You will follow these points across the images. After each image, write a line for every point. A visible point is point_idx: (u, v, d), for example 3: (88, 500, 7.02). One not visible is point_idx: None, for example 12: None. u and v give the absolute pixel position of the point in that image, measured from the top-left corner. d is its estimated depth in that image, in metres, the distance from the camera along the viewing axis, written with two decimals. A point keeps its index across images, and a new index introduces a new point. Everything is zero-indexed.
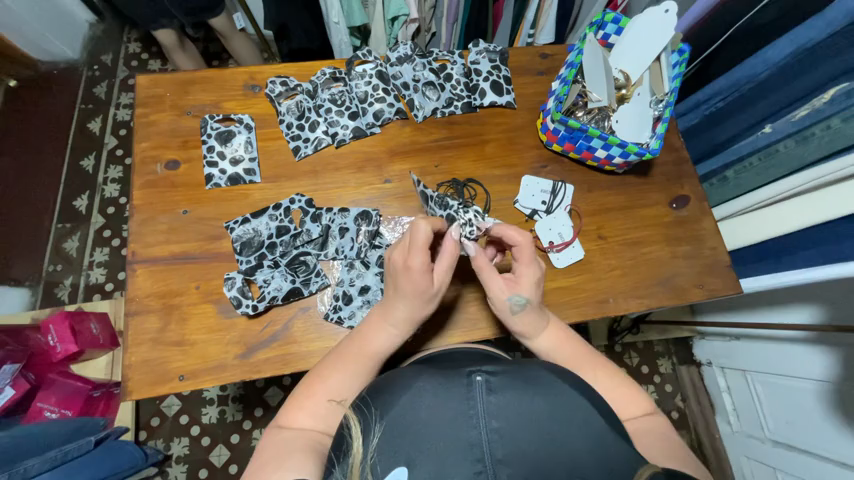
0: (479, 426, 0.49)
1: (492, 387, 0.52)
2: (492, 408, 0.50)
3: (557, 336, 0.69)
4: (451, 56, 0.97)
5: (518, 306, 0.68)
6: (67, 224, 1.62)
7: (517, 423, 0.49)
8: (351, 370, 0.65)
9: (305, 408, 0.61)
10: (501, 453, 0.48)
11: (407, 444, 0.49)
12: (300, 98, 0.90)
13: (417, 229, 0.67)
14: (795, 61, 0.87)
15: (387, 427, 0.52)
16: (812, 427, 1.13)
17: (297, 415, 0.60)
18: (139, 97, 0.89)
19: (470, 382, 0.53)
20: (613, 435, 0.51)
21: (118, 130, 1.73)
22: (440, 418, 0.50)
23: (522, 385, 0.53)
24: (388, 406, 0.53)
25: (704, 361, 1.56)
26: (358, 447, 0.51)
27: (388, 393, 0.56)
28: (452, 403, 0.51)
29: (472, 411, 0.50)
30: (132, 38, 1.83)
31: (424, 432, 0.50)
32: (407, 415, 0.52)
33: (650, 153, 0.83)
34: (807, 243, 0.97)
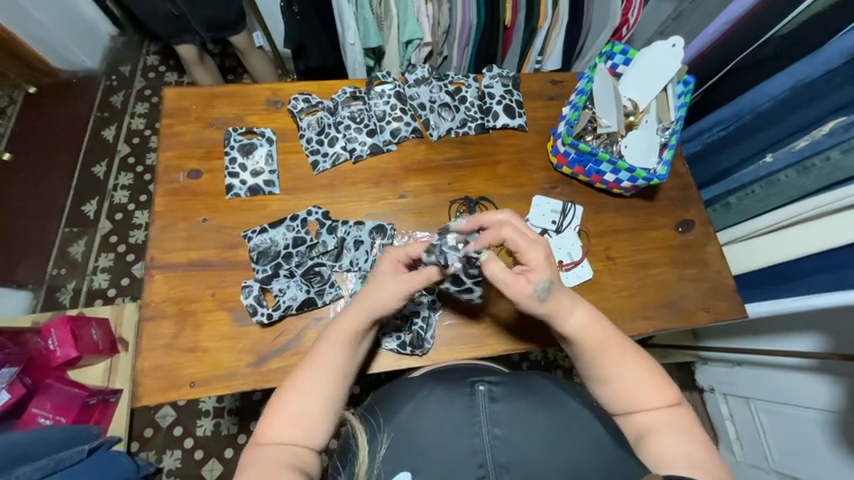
0: (482, 434, 0.50)
1: (494, 395, 0.53)
2: (495, 415, 0.51)
3: (586, 319, 0.67)
4: (466, 80, 1.01)
5: (545, 291, 0.66)
6: (74, 228, 1.64)
7: (518, 431, 0.50)
8: (323, 372, 0.64)
9: (281, 420, 0.60)
10: (503, 459, 0.48)
11: (411, 452, 0.50)
12: (321, 114, 0.93)
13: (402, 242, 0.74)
14: (793, 95, 0.92)
15: (393, 437, 0.52)
16: (817, 457, 1.12)
17: (276, 427, 0.60)
18: (166, 108, 0.92)
19: (473, 392, 0.54)
20: (619, 447, 0.51)
21: (131, 138, 1.77)
22: (442, 427, 0.51)
23: (524, 397, 0.53)
24: (392, 414, 0.54)
25: (706, 387, 1.56)
26: (363, 455, 0.52)
27: (391, 403, 0.57)
28: (455, 409, 0.52)
29: (476, 418, 0.51)
30: (152, 51, 1.89)
31: (427, 440, 0.51)
32: (411, 423, 0.52)
33: (657, 178, 0.87)
34: (810, 270, 0.99)
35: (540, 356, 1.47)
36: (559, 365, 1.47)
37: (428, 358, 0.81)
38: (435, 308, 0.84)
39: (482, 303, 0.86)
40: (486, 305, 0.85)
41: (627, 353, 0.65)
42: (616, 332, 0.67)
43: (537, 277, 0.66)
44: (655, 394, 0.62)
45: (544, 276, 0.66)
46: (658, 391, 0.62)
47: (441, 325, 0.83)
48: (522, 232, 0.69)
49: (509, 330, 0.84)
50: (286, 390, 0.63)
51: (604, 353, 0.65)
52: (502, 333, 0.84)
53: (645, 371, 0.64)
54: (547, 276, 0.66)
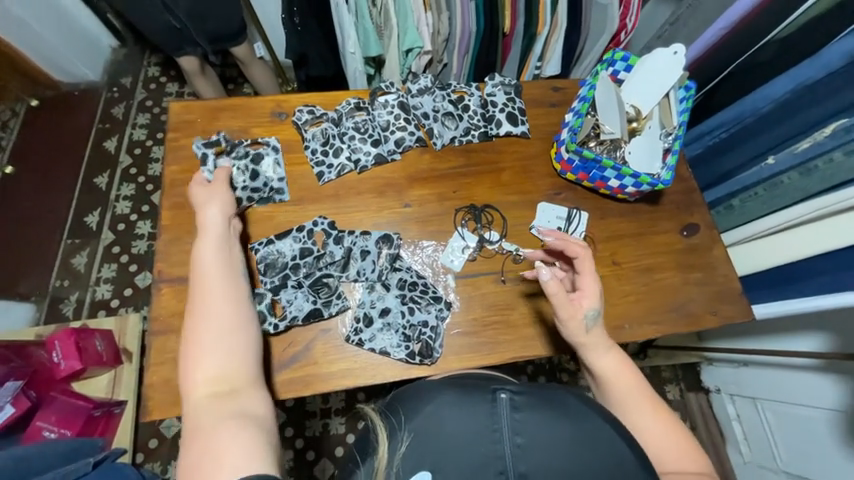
0: (504, 441, 0.50)
1: (517, 404, 0.53)
2: (517, 424, 0.51)
3: (615, 366, 0.72)
4: (468, 88, 1.01)
5: (592, 319, 0.73)
6: (76, 239, 1.65)
7: (539, 441, 0.50)
8: (218, 303, 0.64)
9: (198, 367, 0.58)
10: (523, 467, 0.49)
11: (431, 452, 0.50)
12: (326, 125, 0.94)
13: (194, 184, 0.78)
14: (794, 98, 0.92)
15: (415, 437, 0.52)
16: (828, 459, 1.12)
17: (198, 375, 0.58)
18: (170, 122, 0.93)
19: (495, 399, 0.54)
20: (638, 462, 0.51)
21: (133, 149, 1.78)
22: (462, 433, 0.51)
23: (548, 408, 0.53)
24: (412, 413, 0.54)
25: (712, 388, 1.55)
26: (384, 451, 0.53)
27: (412, 401, 0.56)
28: (476, 416, 0.52)
29: (497, 426, 0.51)
30: (153, 62, 1.91)
31: (447, 442, 0.51)
32: (431, 428, 0.52)
33: (662, 183, 0.87)
34: (815, 271, 0.99)
35: (545, 360, 1.47)
36: (564, 368, 1.47)
37: (437, 367, 0.81)
38: (443, 317, 0.83)
39: (490, 311, 0.86)
40: (494, 313, 0.85)
41: (657, 410, 0.68)
42: (643, 384, 0.71)
43: (590, 305, 0.73)
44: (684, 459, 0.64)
45: (597, 306, 0.73)
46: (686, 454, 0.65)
47: (449, 334, 0.83)
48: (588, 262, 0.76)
49: (517, 338, 0.84)
50: (192, 338, 0.60)
51: (633, 403, 0.69)
52: (510, 341, 0.84)
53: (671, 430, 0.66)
54: (598, 306, 0.73)
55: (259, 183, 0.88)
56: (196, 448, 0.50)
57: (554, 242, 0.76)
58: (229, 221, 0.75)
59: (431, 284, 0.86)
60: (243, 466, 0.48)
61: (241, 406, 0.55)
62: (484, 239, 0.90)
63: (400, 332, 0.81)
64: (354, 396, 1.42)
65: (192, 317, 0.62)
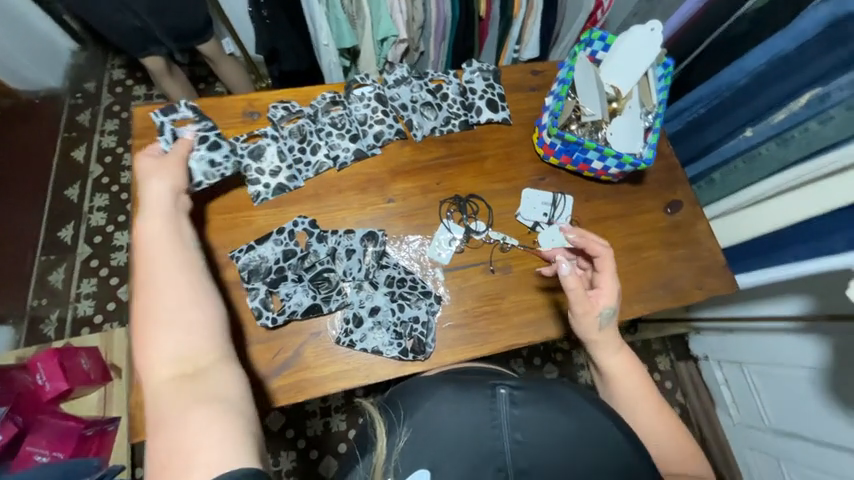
0: (503, 437, 0.51)
1: (515, 400, 0.53)
2: (515, 420, 0.52)
3: (625, 367, 0.74)
4: (446, 76, 0.99)
5: (607, 318, 0.74)
6: (51, 255, 1.58)
7: (539, 436, 0.50)
8: (168, 282, 0.60)
9: (155, 350, 0.55)
10: (523, 464, 0.49)
11: (432, 448, 0.52)
12: (302, 121, 0.90)
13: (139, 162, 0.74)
14: (770, 69, 0.93)
15: (412, 428, 0.55)
16: (813, 416, 1.16)
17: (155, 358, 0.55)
18: (136, 128, 0.88)
19: (494, 395, 0.54)
20: (640, 454, 0.51)
21: (104, 157, 1.70)
22: (461, 424, 0.53)
23: (547, 402, 0.53)
24: (414, 409, 0.56)
25: (701, 355, 1.59)
26: (382, 447, 0.54)
27: (412, 398, 0.59)
28: (475, 412, 0.53)
29: (497, 422, 0.52)
30: (117, 65, 1.81)
31: (444, 438, 0.52)
32: (430, 421, 0.54)
33: (645, 163, 0.87)
34: (795, 240, 1.01)
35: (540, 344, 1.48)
36: (558, 349, 1.49)
37: (431, 362, 0.80)
38: (434, 312, 0.82)
39: (481, 302, 0.85)
40: (485, 304, 0.85)
41: (657, 407, 0.71)
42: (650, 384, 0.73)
43: (606, 304, 0.74)
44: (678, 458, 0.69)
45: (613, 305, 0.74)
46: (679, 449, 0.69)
47: (441, 328, 0.82)
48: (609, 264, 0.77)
49: (509, 326, 0.84)
50: (143, 321, 0.57)
51: (640, 403, 0.71)
52: (503, 330, 0.84)
53: (670, 428, 0.70)
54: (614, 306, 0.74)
55: (221, 154, 0.82)
56: (163, 439, 0.48)
57: (577, 239, 0.76)
58: (178, 198, 0.72)
59: (419, 279, 0.84)
60: (213, 456, 0.45)
61: (205, 385, 0.53)
62: (470, 229, 0.89)
63: (391, 330, 0.80)
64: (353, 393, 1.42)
65: (141, 299, 0.58)
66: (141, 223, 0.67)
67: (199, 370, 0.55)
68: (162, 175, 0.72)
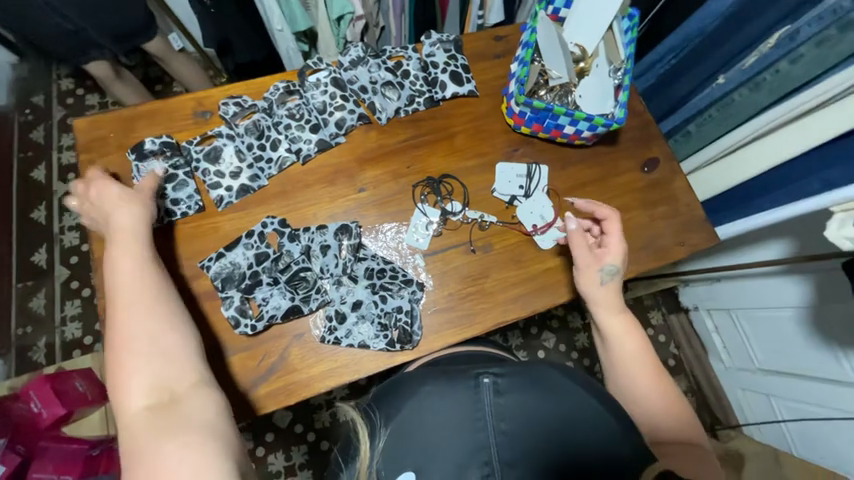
0: (487, 429, 0.53)
1: (499, 389, 0.55)
2: (500, 410, 0.54)
3: (625, 330, 0.72)
4: (405, 52, 0.94)
5: (610, 275, 0.74)
6: (27, 282, 1.51)
7: (522, 421, 0.54)
8: (138, 307, 0.58)
9: (129, 378, 0.53)
10: (507, 456, 0.53)
11: (415, 452, 0.53)
12: (258, 116, 0.85)
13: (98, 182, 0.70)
14: (738, 10, 0.90)
15: (392, 433, 0.54)
16: (797, 353, 1.21)
17: (129, 388, 0.52)
18: (80, 142, 0.82)
19: (478, 386, 0.55)
20: (619, 422, 0.53)
21: (66, 174, 1.62)
22: (446, 422, 0.54)
23: (530, 388, 0.55)
24: (395, 410, 0.55)
25: (691, 307, 1.63)
26: (365, 449, 0.53)
27: (394, 399, 0.56)
28: (460, 407, 0.54)
29: (480, 414, 0.54)
30: (63, 74, 1.70)
31: (430, 436, 0.53)
32: (414, 420, 0.54)
33: (617, 123, 0.83)
34: (772, 186, 1.01)
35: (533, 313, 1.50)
36: (552, 316, 1.50)
37: (421, 349, 0.79)
38: (417, 299, 0.81)
39: (465, 283, 0.84)
40: (469, 284, 0.84)
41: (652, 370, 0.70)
42: (648, 348, 0.72)
43: (608, 260, 0.75)
44: (671, 422, 0.66)
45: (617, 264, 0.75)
46: (672, 417, 0.66)
47: (426, 314, 0.81)
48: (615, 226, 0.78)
49: (495, 304, 0.83)
50: (112, 350, 0.54)
51: (634, 365, 0.70)
52: (489, 308, 0.83)
53: (664, 393, 0.68)
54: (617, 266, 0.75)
55: (187, 194, 0.80)
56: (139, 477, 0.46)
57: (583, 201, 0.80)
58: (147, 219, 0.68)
59: (399, 268, 0.83)
60: None
61: (183, 414, 0.51)
62: (446, 211, 0.86)
63: (376, 322, 0.79)
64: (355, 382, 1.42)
65: (115, 327, 0.56)
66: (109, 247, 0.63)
67: (176, 399, 0.52)
68: (121, 195, 0.68)
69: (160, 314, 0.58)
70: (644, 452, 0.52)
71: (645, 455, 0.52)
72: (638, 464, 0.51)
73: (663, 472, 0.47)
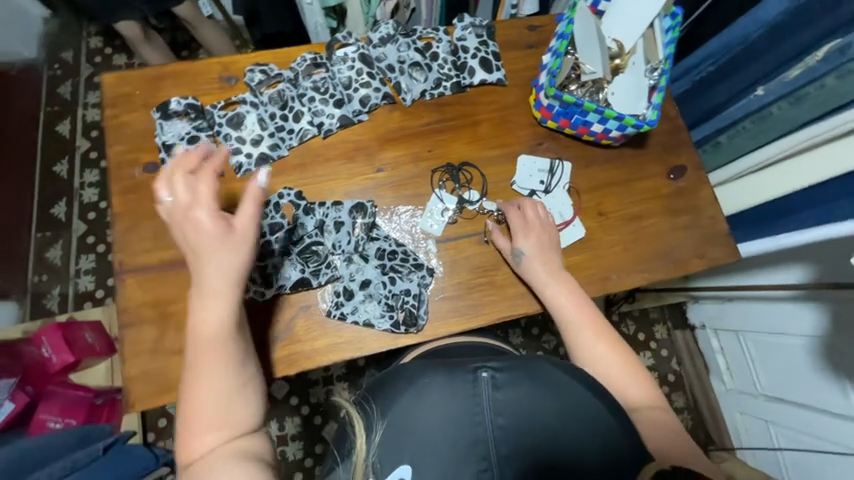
0: (485, 423, 0.52)
1: (497, 383, 0.54)
2: (498, 404, 0.53)
3: (572, 302, 0.76)
4: (436, 33, 0.91)
5: (519, 257, 0.80)
6: (47, 232, 1.55)
7: (520, 417, 0.53)
8: (222, 366, 0.60)
9: (199, 431, 0.57)
10: (505, 451, 0.52)
11: (413, 444, 0.52)
12: (282, 86, 0.84)
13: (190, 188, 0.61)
14: (788, 18, 0.85)
15: (390, 424, 0.54)
16: (806, 381, 1.17)
17: (199, 438, 0.56)
18: (107, 97, 0.83)
19: (476, 379, 0.54)
20: (616, 417, 0.53)
21: (89, 131, 1.63)
22: (444, 415, 0.53)
23: (529, 383, 0.54)
24: (392, 401, 0.55)
25: (697, 325, 1.60)
26: (362, 443, 0.52)
27: (389, 392, 0.57)
28: (458, 401, 0.53)
29: (478, 409, 0.53)
30: (93, 32, 1.70)
31: (425, 427, 0.53)
32: (413, 411, 0.53)
33: (647, 124, 0.82)
34: (801, 206, 0.97)
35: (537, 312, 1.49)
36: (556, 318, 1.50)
37: (424, 334, 0.80)
38: (426, 284, 0.81)
39: (474, 274, 0.83)
40: (479, 275, 0.83)
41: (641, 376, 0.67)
42: (592, 310, 0.75)
43: (517, 244, 0.81)
44: (637, 391, 0.66)
45: (524, 248, 0.80)
46: (637, 385, 0.66)
47: (433, 300, 0.81)
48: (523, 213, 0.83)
49: (503, 298, 0.83)
50: (188, 393, 0.58)
51: (585, 334, 0.72)
52: (497, 301, 0.82)
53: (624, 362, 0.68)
54: (525, 250, 0.80)
55: None
56: None
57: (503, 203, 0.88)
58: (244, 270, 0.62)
59: (411, 251, 0.82)
60: None
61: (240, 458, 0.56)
62: (463, 200, 0.85)
63: (383, 302, 0.79)
64: (354, 361, 1.44)
65: (195, 375, 0.59)
66: (197, 289, 0.60)
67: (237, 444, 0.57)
68: (221, 235, 0.60)
69: (237, 377, 0.60)
70: (641, 450, 0.52)
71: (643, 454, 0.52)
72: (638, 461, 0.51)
73: (660, 471, 0.46)
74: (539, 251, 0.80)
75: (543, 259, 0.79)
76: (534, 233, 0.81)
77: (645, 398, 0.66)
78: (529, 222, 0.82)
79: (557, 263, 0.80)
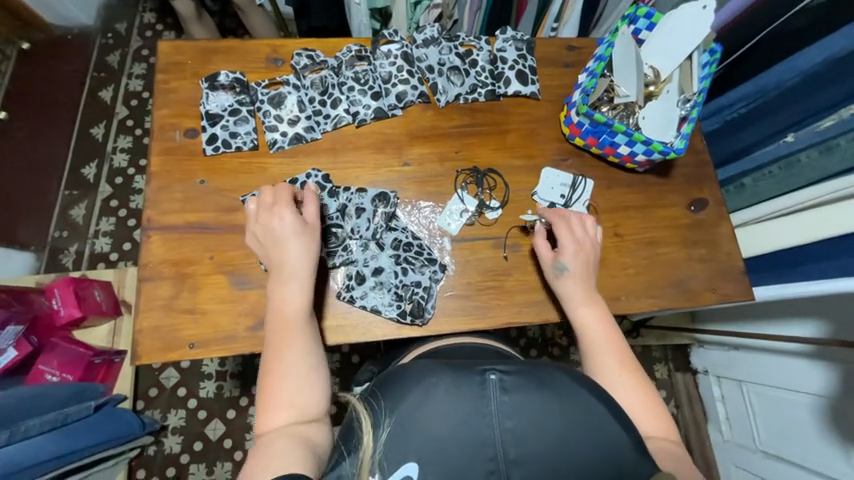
0: (493, 425, 0.48)
1: (506, 386, 0.49)
2: (506, 407, 0.49)
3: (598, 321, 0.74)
4: (477, 42, 0.94)
5: (561, 271, 0.77)
6: (75, 191, 1.59)
7: (532, 424, 0.48)
8: (296, 347, 0.65)
9: (272, 409, 0.60)
10: (514, 453, 0.48)
11: (419, 444, 0.48)
12: (325, 73, 0.88)
13: (279, 192, 0.73)
14: (825, 70, 0.86)
15: (396, 422, 0.49)
16: (811, 443, 1.13)
17: (272, 415, 0.60)
18: (160, 63, 0.87)
19: (484, 381, 0.50)
20: (624, 427, 0.50)
21: (129, 100, 1.68)
22: (451, 416, 0.48)
23: (537, 389, 0.50)
24: (397, 400, 0.50)
25: (700, 369, 1.56)
26: (368, 440, 0.49)
27: (393, 389, 0.51)
28: (467, 404, 0.49)
29: (487, 411, 0.49)
30: (148, 8, 1.77)
31: (434, 431, 0.48)
32: (419, 410, 0.49)
33: (674, 152, 0.82)
34: (822, 255, 0.96)
35: (539, 333, 1.48)
36: (556, 342, 1.48)
37: (428, 328, 0.81)
38: (437, 280, 0.82)
39: (485, 276, 0.84)
40: (489, 278, 0.84)
41: (652, 404, 0.66)
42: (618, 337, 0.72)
43: (563, 257, 0.78)
44: (648, 414, 0.65)
45: (569, 263, 0.77)
46: (648, 410, 0.65)
47: (442, 296, 0.82)
48: (573, 227, 0.79)
49: (511, 303, 0.83)
50: (266, 373, 0.63)
51: (607, 357, 0.70)
52: (504, 306, 0.83)
53: (638, 385, 0.67)
54: (570, 265, 0.77)
55: (245, 129, 0.85)
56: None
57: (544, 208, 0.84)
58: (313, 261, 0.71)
59: (426, 246, 0.84)
60: None
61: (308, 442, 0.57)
62: (484, 205, 0.87)
63: (393, 291, 0.80)
64: (348, 357, 1.44)
65: (272, 356, 0.64)
66: (276, 277, 0.70)
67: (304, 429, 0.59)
68: (297, 228, 0.70)
69: (308, 360, 0.65)
70: (647, 462, 0.50)
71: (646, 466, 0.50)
72: (643, 472, 0.50)
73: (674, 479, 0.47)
74: (583, 268, 0.78)
75: (587, 279, 0.77)
76: (581, 251, 0.78)
77: (658, 428, 0.64)
78: (578, 237, 0.79)
79: (593, 283, 0.78)
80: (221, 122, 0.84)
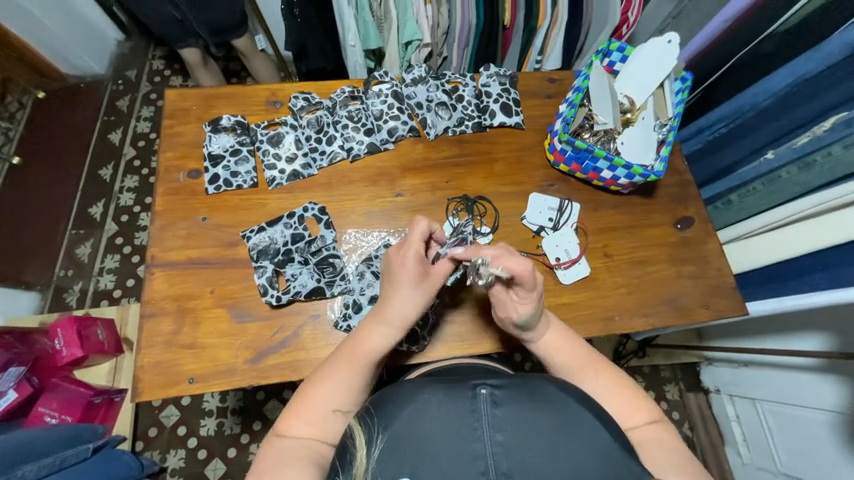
0: (484, 438, 0.48)
1: (496, 400, 0.50)
2: (497, 421, 0.49)
3: (565, 344, 0.72)
4: (463, 79, 1.01)
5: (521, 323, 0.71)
6: (81, 230, 1.63)
7: (522, 436, 0.48)
8: (348, 379, 0.64)
9: (300, 419, 0.61)
10: (505, 466, 0.48)
11: (411, 456, 0.48)
12: (320, 113, 0.94)
13: (416, 228, 0.70)
14: (795, 91, 0.90)
15: (389, 439, 0.50)
16: (829, 458, 1.09)
17: (296, 424, 0.60)
18: (167, 110, 0.93)
19: (475, 395, 0.51)
20: (614, 437, 0.50)
21: (137, 141, 1.76)
22: (443, 431, 0.49)
23: (527, 401, 0.51)
24: (391, 418, 0.50)
25: (712, 388, 1.53)
26: (362, 456, 0.49)
27: (388, 404, 0.52)
28: (457, 418, 0.49)
29: (477, 424, 0.49)
30: (157, 56, 1.88)
31: (426, 446, 0.48)
32: (412, 427, 0.49)
33: (654, 174, 0.86)
34: (813, 267, 0.97)
35: None
36: None
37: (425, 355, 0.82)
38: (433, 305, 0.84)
39: (480, 300, 0.86)
40: (484, 303, 0.85)
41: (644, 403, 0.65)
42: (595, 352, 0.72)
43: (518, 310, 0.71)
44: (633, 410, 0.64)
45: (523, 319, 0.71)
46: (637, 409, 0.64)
47: (438, 322, 0.84)
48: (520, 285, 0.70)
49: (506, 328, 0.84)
50: (311, 384, 0.64)
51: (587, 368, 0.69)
52: (500, 330, 0.84)
53: (630, 390, 0.66)
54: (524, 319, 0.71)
55: (246, 168, 0.89)
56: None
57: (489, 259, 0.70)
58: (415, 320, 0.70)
59: None
60: None
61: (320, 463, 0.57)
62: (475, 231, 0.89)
63: None
64: None
65: (325, 374, 0.65)
66: (375, 312, 0.70)
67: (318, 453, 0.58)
68: (419, 282, 0.69)
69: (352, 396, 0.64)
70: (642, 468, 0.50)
71: (642, 470, 0.49)
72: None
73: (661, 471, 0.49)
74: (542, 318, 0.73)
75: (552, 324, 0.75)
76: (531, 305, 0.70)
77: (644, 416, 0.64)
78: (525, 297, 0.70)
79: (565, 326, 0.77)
80: (223, 161, 0.89)
